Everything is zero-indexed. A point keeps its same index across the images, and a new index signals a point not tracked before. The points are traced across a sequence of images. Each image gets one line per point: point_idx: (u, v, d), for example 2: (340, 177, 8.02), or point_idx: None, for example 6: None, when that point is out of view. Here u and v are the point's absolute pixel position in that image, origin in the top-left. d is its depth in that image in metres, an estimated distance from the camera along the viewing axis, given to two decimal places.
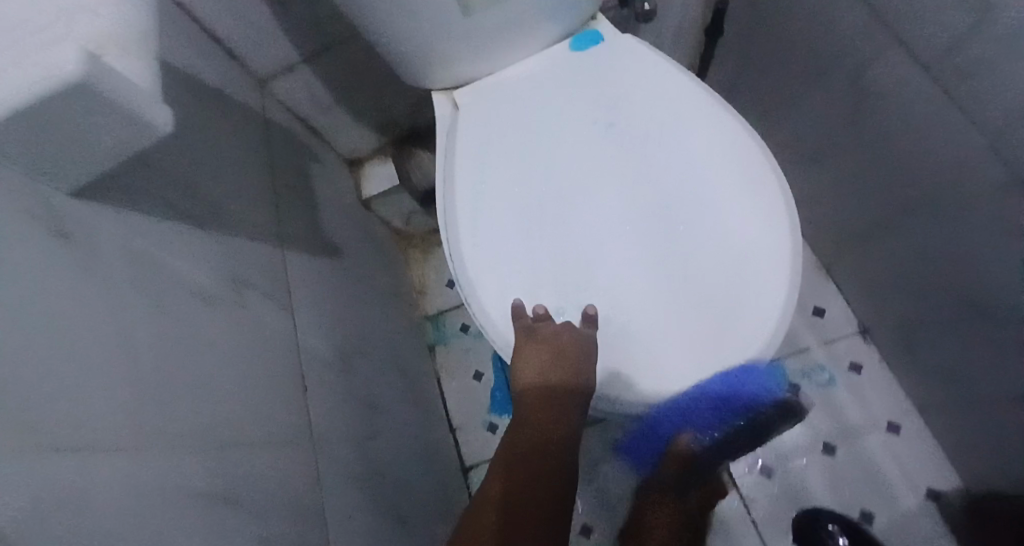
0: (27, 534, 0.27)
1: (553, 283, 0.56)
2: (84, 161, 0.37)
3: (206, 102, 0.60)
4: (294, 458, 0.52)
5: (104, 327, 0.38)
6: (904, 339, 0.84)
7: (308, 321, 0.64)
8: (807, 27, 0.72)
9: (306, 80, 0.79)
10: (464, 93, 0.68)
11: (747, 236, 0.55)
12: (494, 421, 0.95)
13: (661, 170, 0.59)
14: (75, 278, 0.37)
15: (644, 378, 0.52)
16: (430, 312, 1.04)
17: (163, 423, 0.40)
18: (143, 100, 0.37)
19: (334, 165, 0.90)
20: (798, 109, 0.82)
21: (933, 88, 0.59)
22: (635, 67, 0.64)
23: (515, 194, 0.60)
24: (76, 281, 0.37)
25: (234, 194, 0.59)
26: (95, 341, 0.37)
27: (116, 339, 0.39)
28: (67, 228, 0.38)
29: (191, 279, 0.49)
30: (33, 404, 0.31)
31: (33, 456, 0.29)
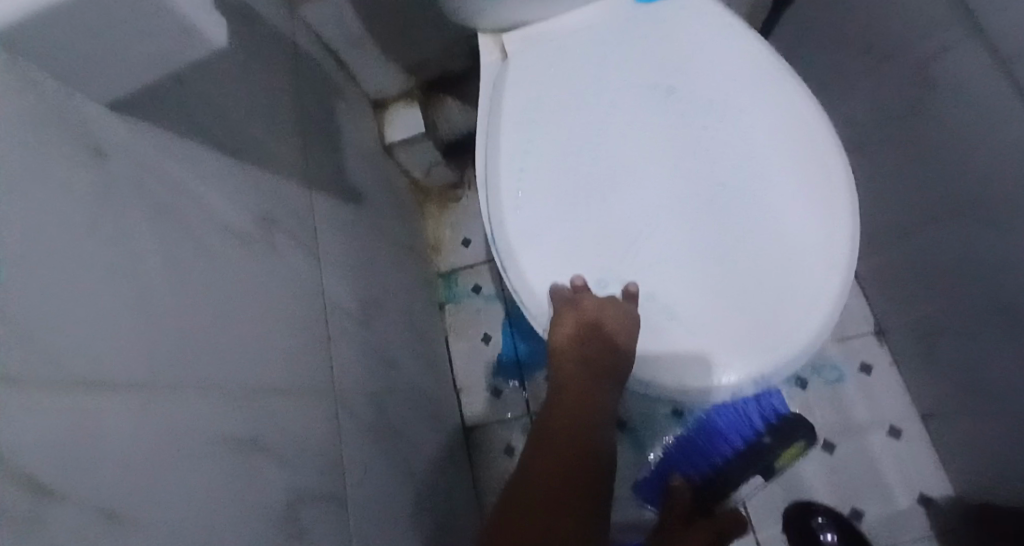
0: (39, 485, 0.24)
1: (596, 255, 0.54)
2: (125, 68, 0.32)
3: (238, 24, 0.55)
4: (314, 409, 0.50)
5: (133, 256, 0.35)
6: (921, 346, 0.84)
7: (332, 269, 0.61)
8: (881, 11, 0.68)
9: (339, 9, 0.74)
10: (514, 43, 0.64)
11: (804, 224, 0.52)
12: (499, 384, 0.94)
13: (720, 144, 0.55)
14: (113, 204, 0.34)
15: (684, 362, 0.50)
16: (442, 270, 1.02)
17: (194, 366, 0.37)
18: (200, 7, 0.31)
19: (359, 106, 0.85)
20: (853, 98, 0.79)
21: (1002, 88, 0.56)
22: (702, 30, 0.60)
23: (562, 158, 0.57)
24: (109, 205, 0.34)
25: (264, 126, 0.55)
26: (131, 275, 0.34)
27: (145, 272, 0.35)
28: (102, 145, 0.35)
29: (224, 216, 0.45)
30: (60, 339, 0.28)
31: (55, 395, 0.27)
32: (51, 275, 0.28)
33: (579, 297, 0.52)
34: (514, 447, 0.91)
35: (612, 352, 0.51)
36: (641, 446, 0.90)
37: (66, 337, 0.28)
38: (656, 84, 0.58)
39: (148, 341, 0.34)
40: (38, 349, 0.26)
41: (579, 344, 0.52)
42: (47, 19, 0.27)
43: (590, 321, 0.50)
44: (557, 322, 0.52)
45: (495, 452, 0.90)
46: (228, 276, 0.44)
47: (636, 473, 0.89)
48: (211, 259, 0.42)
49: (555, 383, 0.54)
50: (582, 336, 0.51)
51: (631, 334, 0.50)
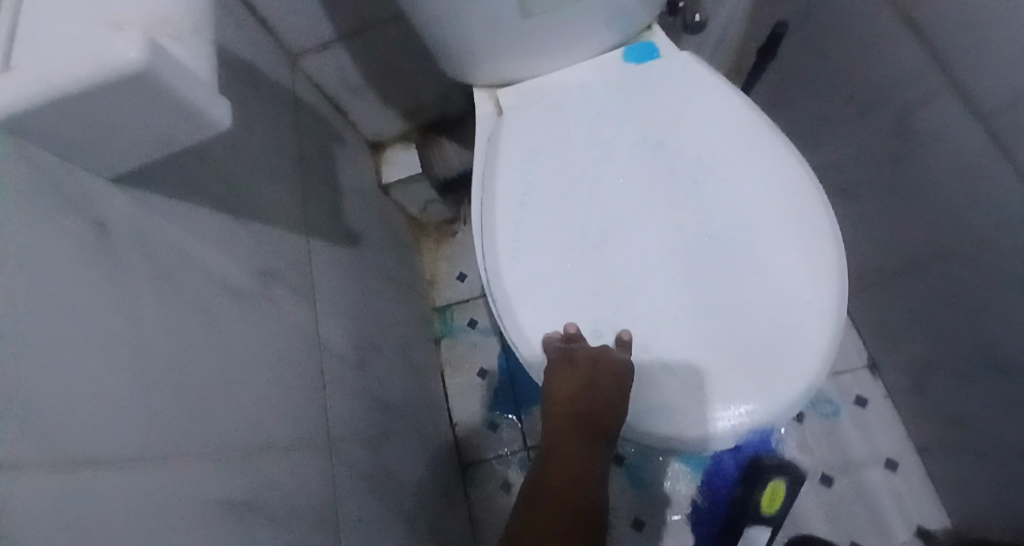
0: None
1: (591, 306, 0.55)
2: (127, 148, 0.34)
3: (241, 85, 0.57)
4: (308, 458, 0.50)
5: (129, 329, 0.36)
6: (912, 382, 0.84)
7: (329, 317, 0.62)
8: (860, 61, 0.70)
9: (338, 60, 0.76)
10: (508, 96, 0.66)
11: (793, 277, 0.54)
12: (495, 419, 0.94)
13: (709, 196, 0.57)
14: (116, 277, 0.36)
15: (680, 415, 0.51)
16: (439, 305, 1.03)
17: (187, 429, 0.38)
18: (203, 91, 0.32)
19: (358, 149, 0.88)
20: (837, 142, 0.81)
21: (981, 139, 0.57)
22: (689, 85, 0.62)
23: (557, 210, 0.59)
24: (109, 279, 0.35)
25: (264, 182, 0.57)
26: (133, 346, 0.36)
27: (140, 341, 0.36)
28: (106, 220, 0.36)
29: (224, 274, 0.47)
30: (59, 415, 0.29)
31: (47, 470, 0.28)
32: (46, 349, 0.29)
33: (575, 348, 0.52)
34: (512, 483, 0.90)
35: (608, 406, 0.50)
36: (637, 481, 0.90)
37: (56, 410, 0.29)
38: (646, 137, 0.60)
39: (142, 409, 0.35)
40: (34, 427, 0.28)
41: (573, 401, 0.51)
42: (44, 106, 0.28)
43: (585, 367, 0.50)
44: (552, 375, 0.51)
45: (491, 489, 0.90)
46: (223, 333, 0.45)
47: (634, 508, 0.89)
48: (207, 317, 0.43)
49: (545, 447, 0.51)
50: (578, 390, 0.51)
51: (626, 386, 0.50)
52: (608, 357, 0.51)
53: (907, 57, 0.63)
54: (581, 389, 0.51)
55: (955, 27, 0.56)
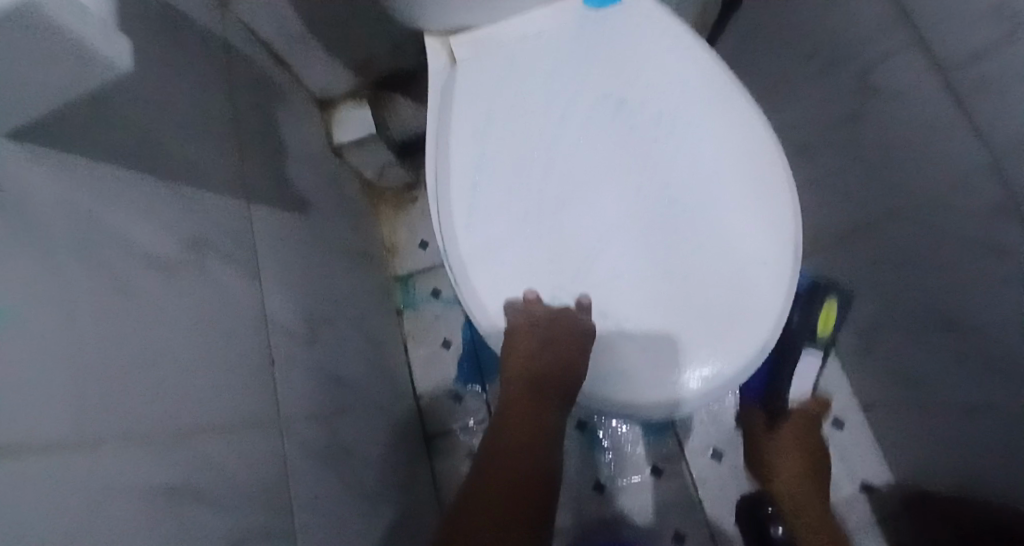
0: None
1: (550, 272, 0.53)
2: (22, 98, 0.29)
3: (163, 33, 0.51)
4: (256, 438, 0.48)
5: (43, 306, 0.32)
6: (862, 342, 0.86)
7: (274, 292, 0.58)
8: (825, 17, 0.68)
9: (278, 9, 0.70)
10: (462, 48, 0.62)
11: (754, 239, 0.53)
12: (459, 390, 0.93)
13: (671, 156, 0.55)
14: (28, 246, 0.32)
15: (641, 381, 0.50)
16: (398, 273, 0.99)
17: (117, 413, 0.35)
18: (96, 29, 0.28)
19: (304, 108, 0.82)
20: (798, 103, 0.80)
21: (940, 98, 0.57)
22: (652, 37, 0.59)
23: (514, 171, 0.56)
24: (13, 248, 0.31)
25: (195, 144, 0.52)
26: (49, 323, 0.32)
27: (57, 320, 0.32)
28: (9, 184, 0.31)
29: (151, 245, 0.42)
30: None
31: None
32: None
33: (534, 311, 0.51)
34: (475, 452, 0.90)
35: (563, 368, 0.49)
36: (601, 446, 0.91)
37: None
38: (606, 93, 0.57)
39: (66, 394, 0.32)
40: None
41: (528, 362, 0.50)
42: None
43: (546, 334, 0.49)
44: (510, 339, 0.50)
45: (455, 459, 0.89)
46: (153, 310, 0.41)
47: (596, 473, 0.90)
48: (132, 293, 0.39)
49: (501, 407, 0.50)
50: (534, 353, 0.50)
51: (586, 349, 0.49)
52: (568, 323, 0.49)
53: (871, 12, 0.62)
54: (538, 351, 0.50)
55: None
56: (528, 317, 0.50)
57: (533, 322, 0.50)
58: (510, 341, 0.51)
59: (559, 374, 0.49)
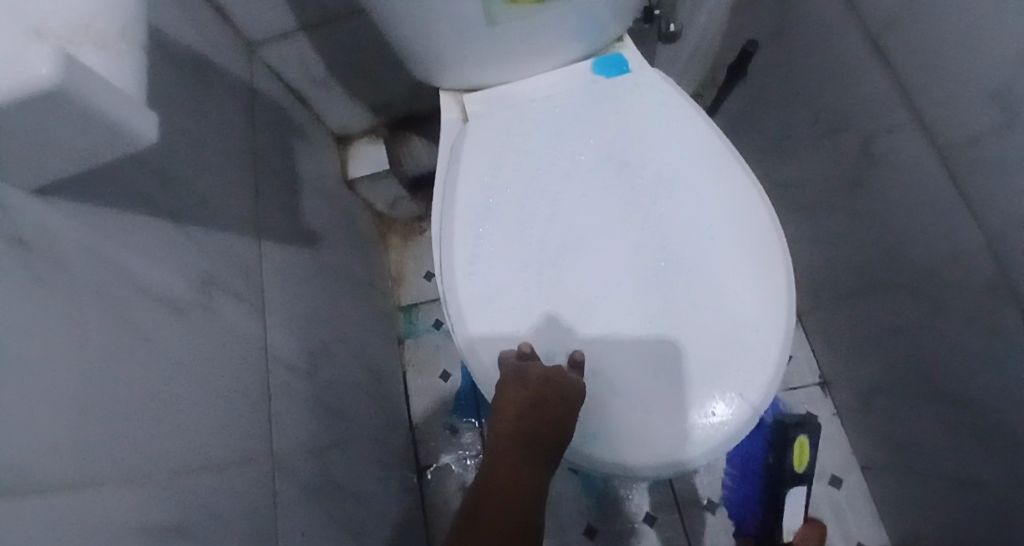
0: None
1: (546, 326, 0.54)
2: (58, 160, 0.32)
3: (189, 79, 0.54)
4: (249, 474, 0.49)
5: (54, 351, 0.34)
6: (860, 401, 0.86)
7: (278, 325, 0.60)
8: (828, 85, 0.70)
9: (302, 52, 0.73)
10: (473, 101, 0.64)
11: (748, 304, 0.54)
12: (455, 422, 0.94)
13: (670, 218, 0.57)
14: (42, 293, 0.34)
15: (631, 441, 0.51)
16: (402, 303, 1.01)
17: (113, 451, 0.36)
18: (127, 106, 0.31)
19: (321, 143, 0.85)
20: (801, 162, 0.81)
21: (938, 175, 0.58)
22: (657, 100, 0.61)
23: (517, 225, 0.58)
24: (31, 296, 0.33)
25: (213, 184, 0.54)
26: (57, 366, 0.34)
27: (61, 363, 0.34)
28: (23, 233, 0.34)
29: (161, 286, 0.45)
30: None
31: None
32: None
33: (526, 366, 0.51)
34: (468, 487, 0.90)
35: (555, 426, 0.49)
36: (593, 488, 0.91)
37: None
38: (611, 153, 0.59)
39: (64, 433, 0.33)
40: None
41: (518, 418, 0.49)
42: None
43: (536, 391, 0.49)
44: (501, 392, 0.50)
45: (447, 493, 0.90)
46: (160, 349, 0.43)
47: (586, 516, 0.90)
48: (140, 333, 0.41)
49: (486, 467, 0.48)
50: (524, 409, 0.49)
51: (577, 405, 0.50)
52: (559, 381, 0.50)
53: (873, 85, 0.63)
54: (528, 408, 0.49)
55: (924, 60, 0.56)
56: (519, 372, 0.51)
57: (524, 377, 0.50)
58: (499, 397, 0.51)
59: (548, 432, 0.49)
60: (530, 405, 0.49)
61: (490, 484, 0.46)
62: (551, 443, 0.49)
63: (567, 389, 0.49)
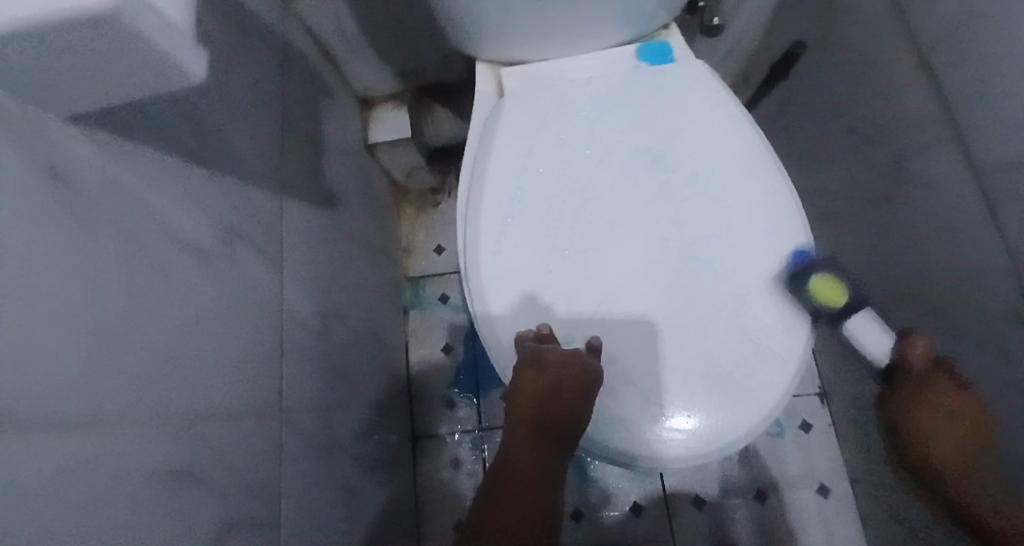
0: None
1: (567, 312, 0.54)
2: (103, 92, 0.31)
3: (229, 25, 0.53)
4: (256, 429, 0.49)
5: (82, 288, 0.33)
6: (859, 415, 0.86)
7: (295, 283, 0.60)
8: (867, 97, 0.70)
9: (337, 9, 0.71)
10: (511, 78, 0.63)
11: (771, 308, 0.54)
12: (453, 396, 0.94)
13: (700, 214, 0.56)
14: (73, 230, 0.33)
15: (643, 433, 0.51)
16: (411, 274, 1.01)
17: (133, 394, 0.36)
18: (182, 43, 0.30)
19: (347, 104, 0.84)
20: (829, 172, 0.81)
21: (970, 197, 0.58)
22: (699, 93, 0.60)
23: (545, 207, 0.57)
24: (62, 231, 0.32)
25: (244, 136, 0.53)
26: (85, 306, 0.33)
27: (92, 302, 0.34)
28: (63, 167, 0.33)
29: (187, 233, 0.44)
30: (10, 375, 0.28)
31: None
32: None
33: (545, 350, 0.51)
34: (460, 461, 0.91)
35: (571, 413, 0.49)
36: (585, 474, 0.92)
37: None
38: (646, 142, 0.58)
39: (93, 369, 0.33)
40: None
41: (536, 402, 0.50)
42: (3, 38, 0.26)
43: (556, 375, 0.49)
44: (519, 374, 0.51)
45: (439, 464, 0.91)
46: (182, 296, 0.42)
47: (575, 501, 0.91)
48: (164, 278, 0.41)
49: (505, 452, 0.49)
50: (543, 393, 0.49)
51: (593, 392, 0.50)
52: (578, 365, 0.50)
53: (914, 101, 0.63)
54: (546, 394, 0.49)
55: (973, 80, 0.55)
56: (536, 354, 0.50)
57: (543, 360, 0.50)
58: (517, 379, 0.51)
59: (566, 416, 0.49)
60: (550, 389, 0.49)
61: (512, 466, 0.47)
62: (568, 425, 0.49)
63: (587, 374, 0.49)
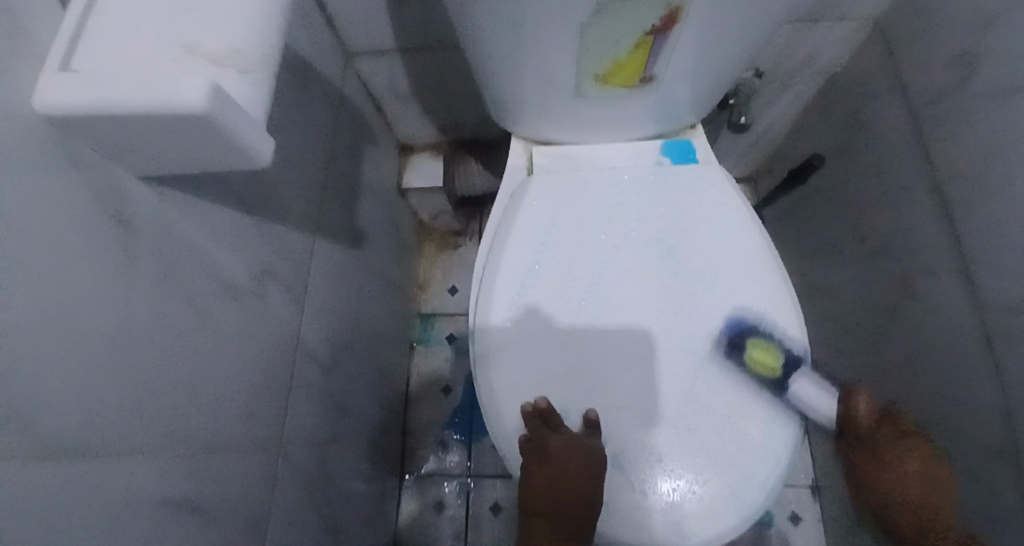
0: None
1: (563, 390, 0.57)
2: (172, 155, 0.35)
3: (292, 82, 0.58)
4: (255, 459, 0.52)
5: (124, 324, 0.37)
6: (844, 518, 0.86)
7: (313, 320, 0.63)
8: (882, 213, 0.72)
9: (391, 67, 0.76)
10: (541, 156, 0.67)
11: (760, 414, 0.56)
12: (445, 437, 0.96)
13: (703, 313, 0.58)
14: (124, 271, 0.37)
15: (624, 518, 0.53)
16: (423, 310, 1.05)
17: (152, 424, 0.40)
18: (253, 130, 0.34)
19: (387, 149, 0.88)
20: (839, 274, 0.83)
21: (970, 332, 0.59)
22: (716, 195, 0.62)
23: (557, 285, 0.60)
24: (114, 273, 0.36)
25: (288, 182, 0.58)
26: (124, 341, 0.37)
27: (132, 338, 0.38)
28: (127, 217, 0.37)
29: (226, 274, 0.48)
30: (54, 405, 0.32)
31: (31, 468, 0.30)
32: (39, 343, 0.30)
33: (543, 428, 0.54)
34: (444, 505, 0.92)
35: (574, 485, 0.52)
36: None
37: (48, 393, 0.31)
38: (662, 236, 0.61)
39: (123, 397, 0.37)
40: (29, 419, 0.30)
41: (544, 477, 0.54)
42: (101, 116, 0.30)
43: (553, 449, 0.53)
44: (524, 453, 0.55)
45: (422, 505, 0.92)
46: (209, 331, 0.46)
47: None
48: (198, 317, 0.44)
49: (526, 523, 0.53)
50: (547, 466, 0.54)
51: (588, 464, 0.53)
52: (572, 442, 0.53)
53: (926, 227, 0.65)
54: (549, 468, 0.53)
55: (980, 219, 0.57)
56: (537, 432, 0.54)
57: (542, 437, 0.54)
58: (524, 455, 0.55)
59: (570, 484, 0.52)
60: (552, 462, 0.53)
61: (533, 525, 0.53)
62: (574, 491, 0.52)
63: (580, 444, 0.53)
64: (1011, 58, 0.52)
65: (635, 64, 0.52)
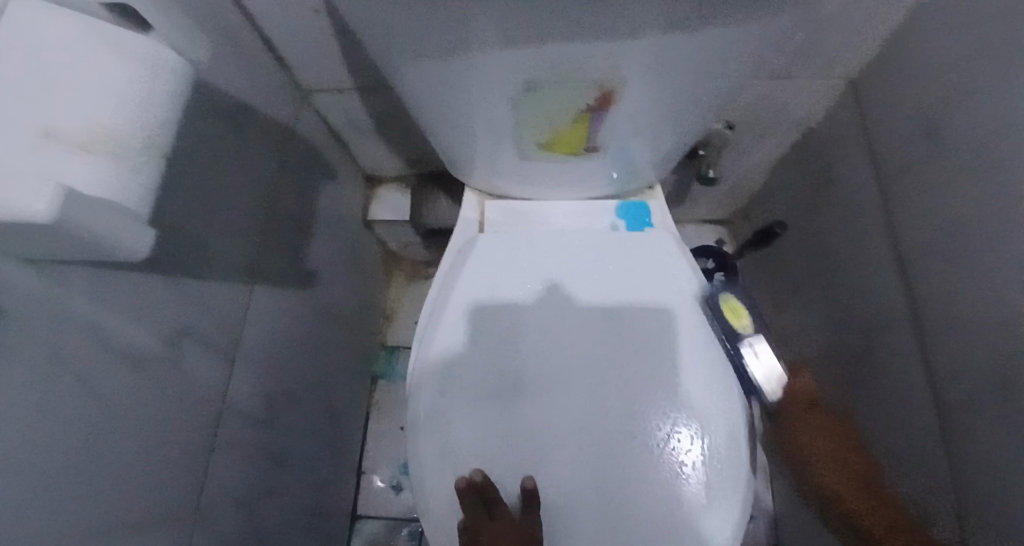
0: None
1: (494, 466, 0.55)
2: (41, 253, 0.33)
3: (230, 131, 0.56)
4: (166, 530, 0.50)
5: (16, 418, 0.35)
6: None
7: (244, 373, 0.61)
8: (847, 280, 0.69)
9: (350, 105, 0.74)
10: (492, 211, 0.65)
11: (695, 502, 0.54)
12: (400, 479, 0.94)
13: (645, 391, 0.56)
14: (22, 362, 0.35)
15: None
16: (387, 342, 1.02)
17: (45, 517, 0.38)
18: (119, 217, 0.33)
19: (349, 182, 0.86)
20: (806, 334, 0.80)
21: (922, 420, 0.57)
22: (667, 266, 0.60)
23: (495, 353, 0.58)
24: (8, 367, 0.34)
25: (218, 233, 0.55)
26: (19, 437, 0.35)
27: (21, 433, 0.35)
28: (3, 302, 0.34)
29: (134, 343, 0.46)
30: None
31: None
32: None
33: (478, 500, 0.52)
34: None
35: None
36: None
37: None
38: (609, 306, 0.59)
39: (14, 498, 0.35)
40: None
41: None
42: None
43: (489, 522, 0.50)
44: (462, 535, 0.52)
45: None
46: (112, 407, 0.43)
47: None
48: (98, 394, 0.42)
49: None
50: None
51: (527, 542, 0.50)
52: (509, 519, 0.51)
53: (887, 304, 0.62)
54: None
55: (935, 306, 0.55)
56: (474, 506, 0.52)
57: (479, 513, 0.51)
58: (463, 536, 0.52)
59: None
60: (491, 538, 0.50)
61: None
62: None
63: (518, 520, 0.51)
64: (977, 145, 0.50)
65: (576, 137, 0.50)
